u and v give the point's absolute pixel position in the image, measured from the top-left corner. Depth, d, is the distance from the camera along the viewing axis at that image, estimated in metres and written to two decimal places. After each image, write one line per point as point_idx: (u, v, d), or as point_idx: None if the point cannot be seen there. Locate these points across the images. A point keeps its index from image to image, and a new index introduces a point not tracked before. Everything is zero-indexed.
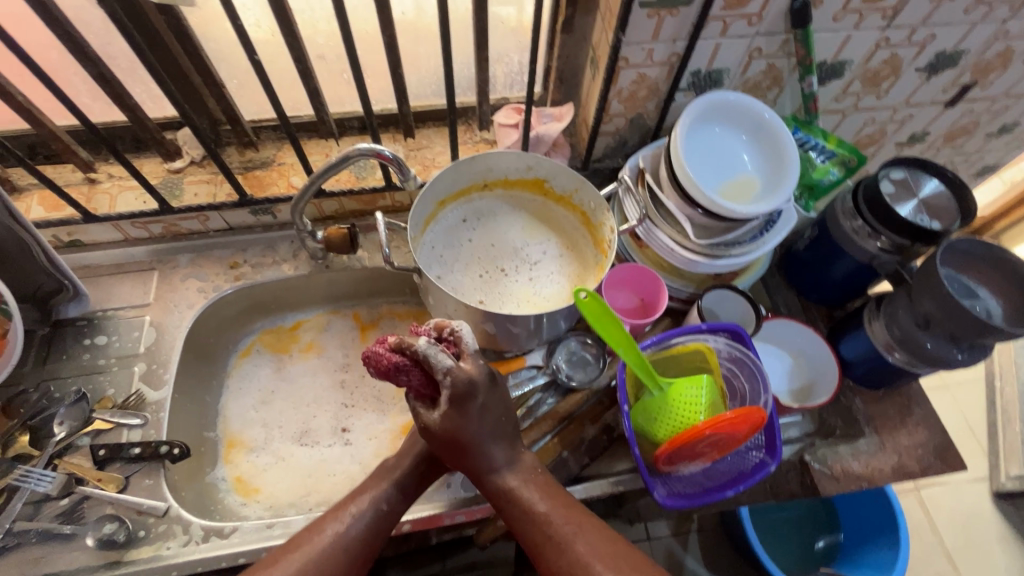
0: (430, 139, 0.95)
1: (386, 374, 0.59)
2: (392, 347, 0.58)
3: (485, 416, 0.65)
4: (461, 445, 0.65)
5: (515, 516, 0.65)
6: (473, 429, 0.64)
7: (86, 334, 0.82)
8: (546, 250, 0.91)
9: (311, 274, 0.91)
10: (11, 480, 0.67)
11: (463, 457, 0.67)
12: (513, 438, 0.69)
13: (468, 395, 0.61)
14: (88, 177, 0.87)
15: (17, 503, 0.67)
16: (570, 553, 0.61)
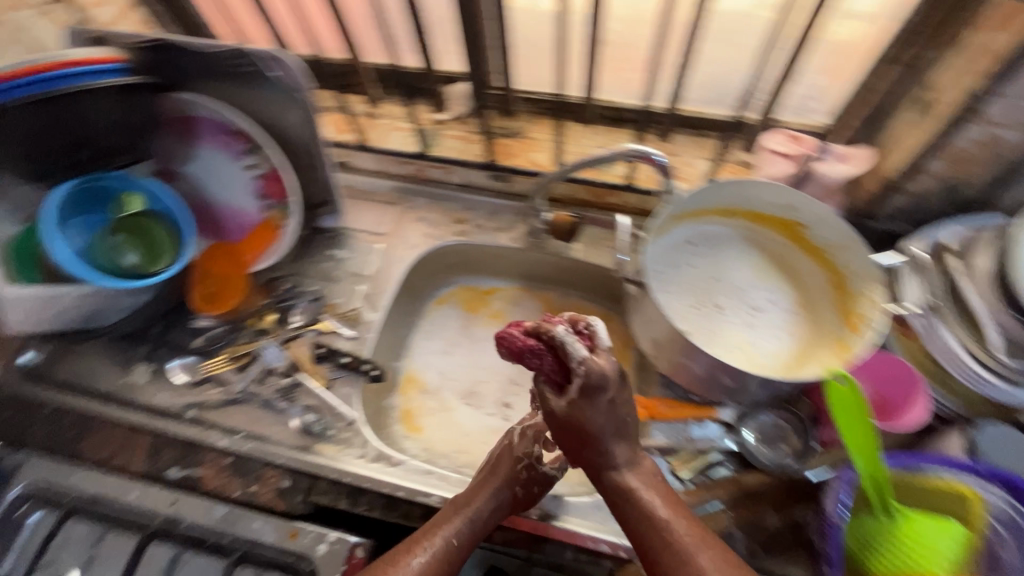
0: (681, 147, 0.88)
1: (517, 356, 0.59)
2: (524, 331, 0.59)
3: (612, 413, 0.61)
4: (584, 438, 0.62)
5: (632, 520, 0.60)
6: (597, 423, 0.60)
7: (332, 246, 0.95)
8: (775, 301, 0.80)
9: (523, 249, 0.92)
10: (254, 349, 0.83)
11: (582, 450, 0.63)
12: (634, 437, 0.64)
13: (598, 388, 0.58)
14: (370, 111, 0.97)
15: (254, 368, 0.82)
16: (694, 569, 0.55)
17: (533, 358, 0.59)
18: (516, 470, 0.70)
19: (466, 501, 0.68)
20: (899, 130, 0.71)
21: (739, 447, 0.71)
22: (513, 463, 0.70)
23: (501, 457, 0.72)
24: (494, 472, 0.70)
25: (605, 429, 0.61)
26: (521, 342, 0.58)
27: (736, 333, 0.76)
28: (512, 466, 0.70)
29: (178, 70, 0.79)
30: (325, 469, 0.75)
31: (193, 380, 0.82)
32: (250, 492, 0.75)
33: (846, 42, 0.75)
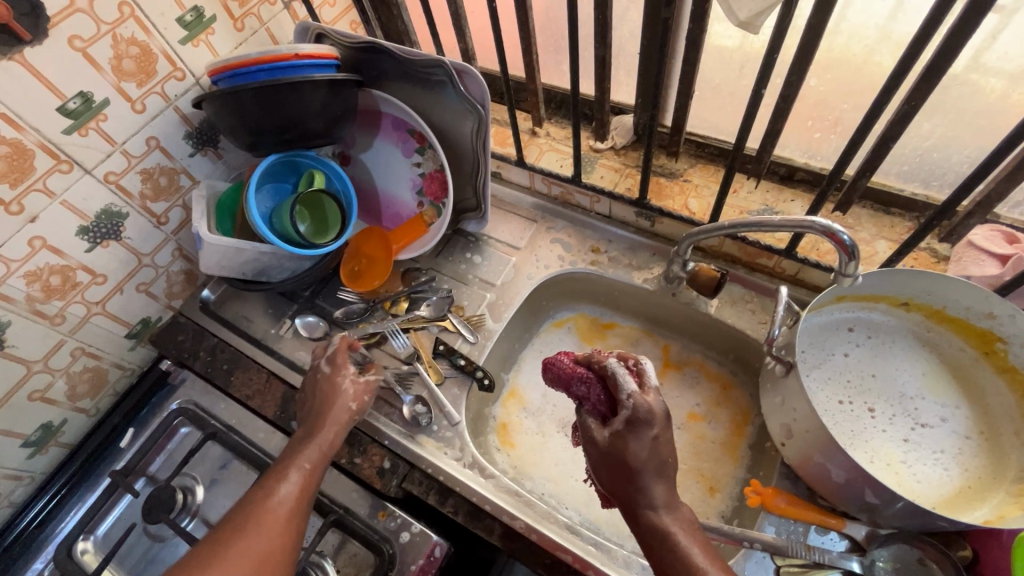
0: (859, 221, 0.80)
1: (566, 382, 0.61)
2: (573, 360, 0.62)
3: (655, 444, 0.56)
4: (620, 467, 0.56)
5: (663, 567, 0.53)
6: (637, 451, 0.55)
7: (470, 250, 0.99)
8: (945, 419, 0.68)
9: (654, 293, 0.89)
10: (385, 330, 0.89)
11: (614, 482, 0.57)
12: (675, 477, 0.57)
13: (641, 417, 0.56)
14: (533, 129, 1.00)
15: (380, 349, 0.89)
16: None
17: (578, 382, 0.60)
18: (346, 406, 0.75)
19: (306, 439, 0.72)
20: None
21: (863, 573, 0.63)
22: (326, 384, 0.77)
23: (318, 379, 0.78)
24: (318, 399, 0.76)
25: (644, 458, 0.55)
26: (566, 367, 0.61)
27: (888, 444, 0.67)
28: (342, 403, 0.75)
29: (379, 71, 0.88)
30: (422, 461, 0.79)
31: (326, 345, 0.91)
32: (354, 463, 0.79)
33: None
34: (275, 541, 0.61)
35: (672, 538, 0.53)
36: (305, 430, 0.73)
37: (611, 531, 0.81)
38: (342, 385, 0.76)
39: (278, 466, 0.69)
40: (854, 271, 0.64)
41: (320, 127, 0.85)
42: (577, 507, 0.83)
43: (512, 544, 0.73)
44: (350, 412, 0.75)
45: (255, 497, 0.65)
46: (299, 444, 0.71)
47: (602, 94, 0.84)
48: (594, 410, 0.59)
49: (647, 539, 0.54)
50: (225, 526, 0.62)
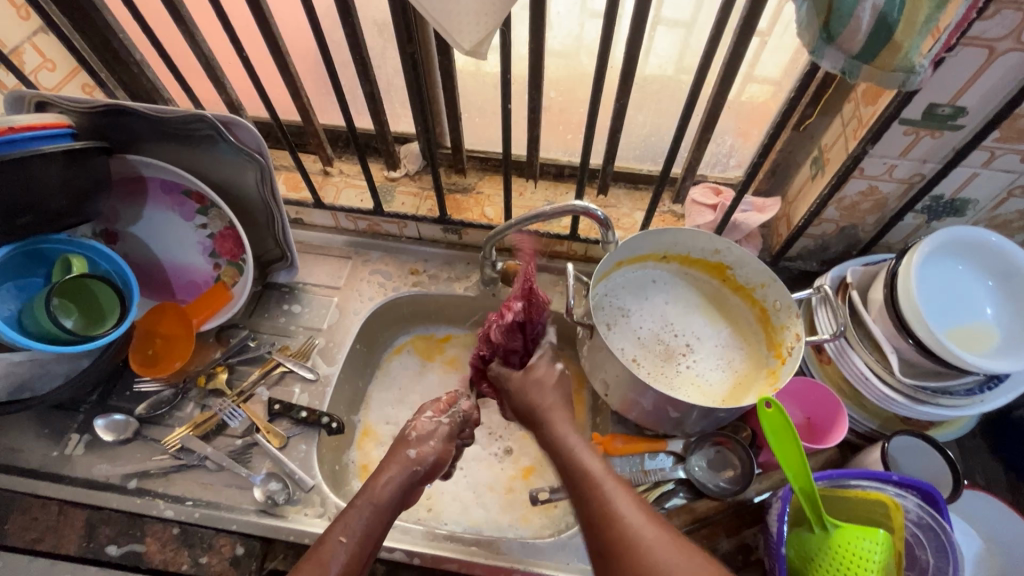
0: (618, 200, 0.97)
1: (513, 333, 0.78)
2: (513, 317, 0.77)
3: (534, 380, 0.72)
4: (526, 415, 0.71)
5: (570, 482, 0.60)
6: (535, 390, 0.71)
7: (286, 301, 0.95)
8: (711, 340, 0.86)
9: (477, 297, 0.96)
10: (219, 414, 0.80)
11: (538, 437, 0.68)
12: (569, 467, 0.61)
13: (537, 382, 0.71)
14: (325, 169, 1.00)
15: (244, 444, 0.79)
16: (620, 513, 0.54)
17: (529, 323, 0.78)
18: (414, 455, 0.69)
19: (382, 483, 0.65)
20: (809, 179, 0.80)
21: (687, 476, 0.75)
22: (397, 443, 0.71)
23: (398, 442, 0.71)
24: (392, 451, 0.70)
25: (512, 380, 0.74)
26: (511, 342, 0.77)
27: (675, 368, 0.83)
28: (407, 451, 0.69)
29: (133, 135, 0.80)
30: (281, 533, 0.73)
31: (121, 440, 0.79)
32: (199, 563, 0.70)
33: (750, 112, 0.89)
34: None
35: (578, 458, 0.61)
36: (377, 479, 0.65)
37: (492, 526, 0.84)
38: (431, 435, 0.72)
39: (375, 514, 0.62)
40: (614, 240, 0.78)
41: (65, 205, 0.74)
42: (456, 519, 0.84)
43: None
44: (445, 457, 0.71)
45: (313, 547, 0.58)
46: (382, 486, 0.64)
47: (380, 126, 0.89)
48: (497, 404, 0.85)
49: (561, 465, 0.62)
50: (312, 556, 0.57)
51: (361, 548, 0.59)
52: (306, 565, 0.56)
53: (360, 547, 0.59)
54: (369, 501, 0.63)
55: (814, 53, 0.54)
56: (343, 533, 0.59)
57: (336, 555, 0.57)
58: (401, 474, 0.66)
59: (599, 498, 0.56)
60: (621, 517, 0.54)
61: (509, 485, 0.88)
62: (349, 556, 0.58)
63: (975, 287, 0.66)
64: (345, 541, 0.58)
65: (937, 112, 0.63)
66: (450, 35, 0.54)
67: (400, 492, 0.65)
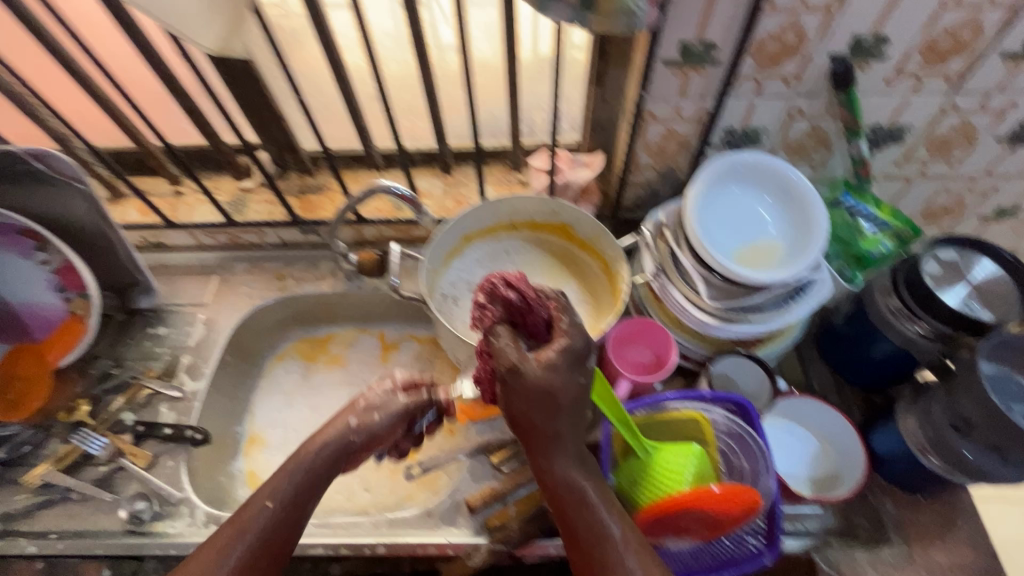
0: (467, 176, 0.99)
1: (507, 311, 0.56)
2: (516, 281, 0.57)
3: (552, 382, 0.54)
4: (539, 446, 0.57)
5: (577, 544, 0.57)
6: (527, 396, 0.55)
7: (151, 324, 0.95)
8: (563, 298, 0.91)
9: (345, 292, 0.98)
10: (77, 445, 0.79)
11: (535, 458, 0.59)
12: (581, 525, 0.57)
13: (541, 385, 0.54)
14: (176, 190, 1.01)
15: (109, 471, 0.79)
16: (612, 547, 0.56)
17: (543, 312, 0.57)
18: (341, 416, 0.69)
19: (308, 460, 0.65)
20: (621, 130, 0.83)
21: None
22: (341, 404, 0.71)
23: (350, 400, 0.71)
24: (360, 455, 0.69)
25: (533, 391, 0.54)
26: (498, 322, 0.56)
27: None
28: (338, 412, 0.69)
29: None
30: (149, 547, 0.73)
31: None
32: None
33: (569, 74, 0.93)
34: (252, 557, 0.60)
35: (596, 523, 0.57)
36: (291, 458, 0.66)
37: (378, 509, 0.86)
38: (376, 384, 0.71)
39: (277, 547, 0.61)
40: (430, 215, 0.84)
41: None
42: (343, 507, 0.87)
43: None
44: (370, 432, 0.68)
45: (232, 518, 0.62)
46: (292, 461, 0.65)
47: (212, 138, 0.90)
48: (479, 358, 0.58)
49: (558, 509, 0.58)
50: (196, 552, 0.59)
51: (285, 515, 0.62)
52: (228, 525, 0.61)
53: (283, 514, 0.62)
54: (301, 462, 0.65)
55: (541, 9, 0.57)
56: (270, 497, 0.63)
57: (257, 520, 0.61)
58: (333, 445, 0.66)
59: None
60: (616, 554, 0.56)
61: (395, 466, 0.91)
62: (270, 521, 0.61)
63: (755, 206, 0.72)
64: (271, 504, 0.62)
65: (691, 49, 0.67)
66: (186, 32, 0.54)
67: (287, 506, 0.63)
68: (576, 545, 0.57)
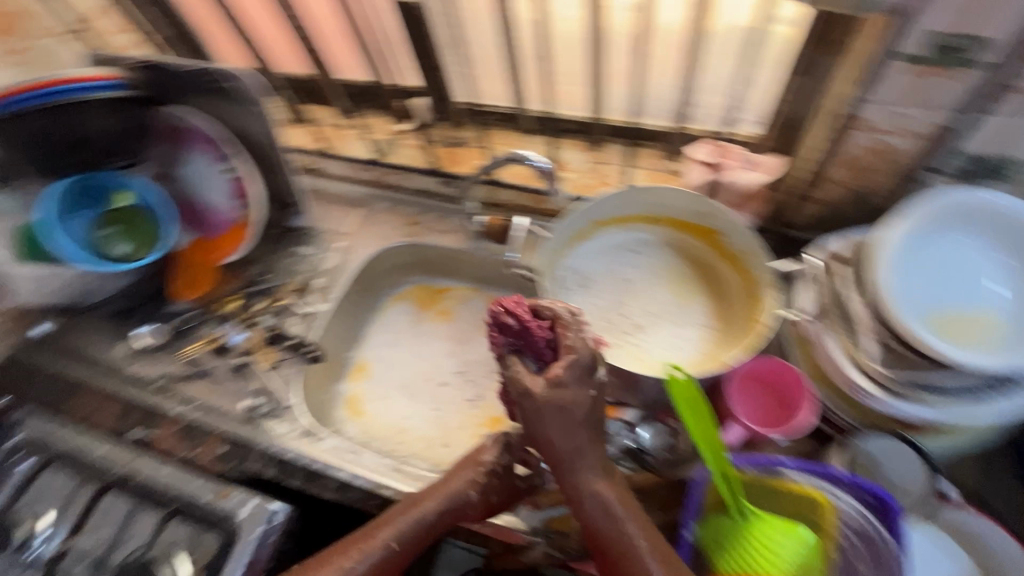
0: (615, 155, 0.91)
1: (511, 335, 0.62)
2: (515, 306, 0.61)
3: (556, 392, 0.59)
4: (557, 458, 0.60)
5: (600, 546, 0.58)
6: (542, 416, 0.59)
7: (298, 243, 1.04)
8: (686, 313, 0.80)
9: (467, 251, 0.98)
10: (223, 337, 0.92)
11: (557, 472, 0.61)
12: (604, 526, 0.58)
13: (550, 404, 0.59)
14: (342, 122, 1.07)
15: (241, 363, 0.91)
16: (629, 552, 0.56)
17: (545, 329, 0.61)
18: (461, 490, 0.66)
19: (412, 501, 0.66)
20: (805, 131, 0.70)
21: (634, 445, 0.71)
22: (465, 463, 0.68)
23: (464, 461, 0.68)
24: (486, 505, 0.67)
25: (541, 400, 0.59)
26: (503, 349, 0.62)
27: (630, 338, 0.77)
28: (458, 485, 0.66)
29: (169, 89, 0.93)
30: (259, 439, 0.83)
31: (157, 346, 0.95)
32: (193, 455, 0.83)
33: None
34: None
35: (620, 528, 0.57)
36: (409, 498, 0.66)
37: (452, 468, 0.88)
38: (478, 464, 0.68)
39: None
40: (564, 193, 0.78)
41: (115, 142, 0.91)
42: (422, 455, 0.91)
43: (347, 492, 0.79)
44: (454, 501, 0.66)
45: (346, 543, 0.63)
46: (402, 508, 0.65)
47: None
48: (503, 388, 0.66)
49: (580, 513, 0.59)
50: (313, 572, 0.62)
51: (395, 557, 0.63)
52: (356, 545, 0.62)
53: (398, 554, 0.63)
54: (416, 516, 0.64)
55: None
56: (394, 538, 0.63)
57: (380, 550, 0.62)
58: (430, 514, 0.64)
59: None
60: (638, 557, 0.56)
61: (476, 431, 0.92)
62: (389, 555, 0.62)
63: (982, 271, 0.59)
64: (396, 545, 0.63)
65: (949, 45, 0.53)
66: None
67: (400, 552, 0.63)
68: (600, 554, 0.58)
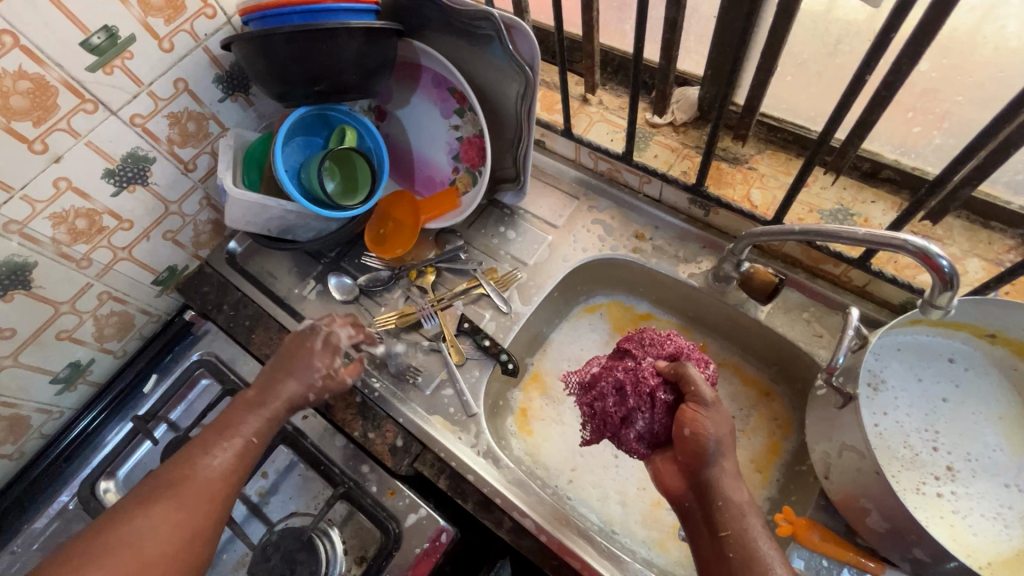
0: (951, 233, 0.69)
1: (639, 345, 0.68)
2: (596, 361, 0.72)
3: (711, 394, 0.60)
4: (694, 457, 0.58)
5: (727, 541, 0.56)
6: (714, 418, 0.58)
7: (504, 224, 0.93)
8: (1021, 475, 0.60)
9: (701, 289, 0.82)
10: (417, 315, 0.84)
11: (689, 470, 0.59)
12: (718, 514, 0.57)
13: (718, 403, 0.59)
14: (585, 96, 0.91)
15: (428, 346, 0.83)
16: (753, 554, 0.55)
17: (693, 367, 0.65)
18: (313, 372, 0.73)
19: (255, 403, 0.70)
20: None
21: None
22: (306, 338, 0.75)
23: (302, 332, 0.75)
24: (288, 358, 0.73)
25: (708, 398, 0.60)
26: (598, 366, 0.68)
27: (929, 482, 0.61)
28: (309, 367, 0.73)
29: (422, 20, 0.80)
30: (435, 444, 0.76)
31: (346, 300, 0.89)
32: (367, 438, 0.77)
33: None
34: (211, 503, 0.62)
35: (753, 532, 0.56)
36: (258, 387, 0.72)
37: (626, 535, 0.77)
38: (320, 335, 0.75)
39: (185, 500, 0.61)
40: (950, 299, 0.54)
41: (354, 79, 0.78)
42: (592, 505, 0.80)
43: (521, 539, 0.70)
44: (291, 402, 0.71)
45: (180, 470, 0.63)
46: (246, 409, 0.70)
47: (666, 60, 0.75)
48: (597, 425, 0.67)
49: (705, 503, 0.58)
50: (121, 538, 0.58)
51: (236, 465, 0.66)
52: (183, 465, 0.64)
53: (238, 457, 0.66)
54: (257, 415, 0.69)
55: None
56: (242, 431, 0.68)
57: (217, 455, 0.65)
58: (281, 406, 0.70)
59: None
60: (764, 563, 0.54)
61: (659, 500, 0.79)
62: (230, 457, 0.66)
63: None
64: (247, 441, 0.68)
65: None
66: None
67: (233, 468, 0.66)
68: (716, 552, 0.57)
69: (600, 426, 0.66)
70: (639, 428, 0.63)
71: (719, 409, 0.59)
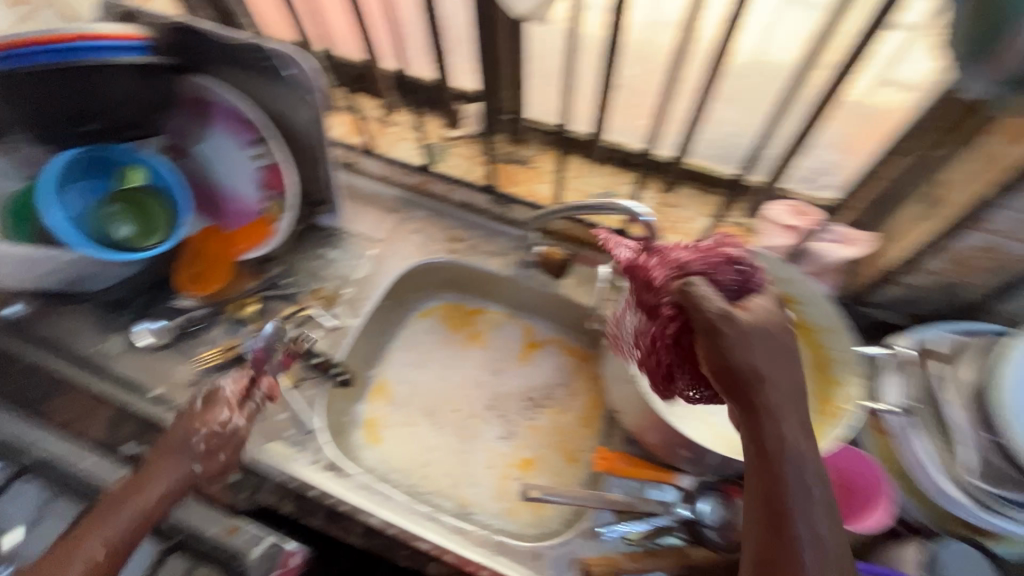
0: (685, 200, 0.87)
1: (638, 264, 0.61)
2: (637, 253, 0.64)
3: (787, 387, 0.48)
4: (736, 389, 0.48)
5: (765, 459, 0.47)
6: (761, 350, 0.48)
7: (325, 245, 0.95)
8: None
9: (512, 277, 0.91)
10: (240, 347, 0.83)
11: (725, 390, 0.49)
12: (770, 414, 0.47)
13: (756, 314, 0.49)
14: (383, 117, 1.01)
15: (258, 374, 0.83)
16: (794, 530, 0.45)
17: (728, 272, 0.56)
18: (195, 440, 0.68)
19: (134, 484, 0.64)
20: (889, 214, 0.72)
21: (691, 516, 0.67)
22: (195, 419, 0.69)
23: (212, 397, 0.71)
24: (172, 442, 0.68)
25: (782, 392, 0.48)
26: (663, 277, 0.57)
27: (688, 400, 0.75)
28: (192, 438, 0.68)
29: (196, 54, 0.78)
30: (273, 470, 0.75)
31: (160, 344, 0.85)
32: (197, 481, 0.74)
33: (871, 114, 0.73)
34: None
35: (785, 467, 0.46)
36: (136, 474, 0.65)
37: (479, 511, 0.82)
38: (218, 410, 0.70)
39: None
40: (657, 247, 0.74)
41: (132, 114, 0.81)
42: (446, 494, 0.84)
43: (371, 540, 0.72)
44: (173, 488, 0.65)
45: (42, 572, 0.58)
46: (119, 494, 0.64)
47: None
48: (650, 377, 0.61)
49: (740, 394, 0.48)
50: None
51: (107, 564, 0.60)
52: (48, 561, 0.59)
53: (111, 553, 0.60)
54: (138, 504, 0.63)
55: None
56: (113, 523, 0.61)
57: (90, 547, 0.60)
58: (170, 483, 0.65)
59: (785, 535, 0.45)
60: (788, 513, 0.45)
61: (505, 474, 0.85)
62: (95, 559, 0.59)
63: None
64: (114, 538, 0.61)
65: None
66: None
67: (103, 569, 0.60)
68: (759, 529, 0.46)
69: (649, 365, 0.60)
70: (682, 386, 0.58)
71: (759, 316, 0.49)
